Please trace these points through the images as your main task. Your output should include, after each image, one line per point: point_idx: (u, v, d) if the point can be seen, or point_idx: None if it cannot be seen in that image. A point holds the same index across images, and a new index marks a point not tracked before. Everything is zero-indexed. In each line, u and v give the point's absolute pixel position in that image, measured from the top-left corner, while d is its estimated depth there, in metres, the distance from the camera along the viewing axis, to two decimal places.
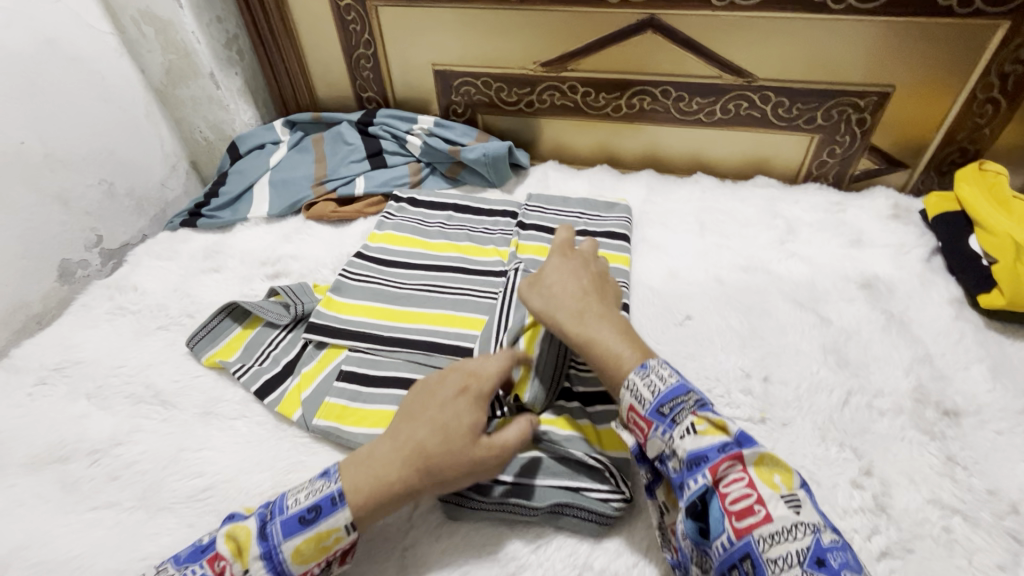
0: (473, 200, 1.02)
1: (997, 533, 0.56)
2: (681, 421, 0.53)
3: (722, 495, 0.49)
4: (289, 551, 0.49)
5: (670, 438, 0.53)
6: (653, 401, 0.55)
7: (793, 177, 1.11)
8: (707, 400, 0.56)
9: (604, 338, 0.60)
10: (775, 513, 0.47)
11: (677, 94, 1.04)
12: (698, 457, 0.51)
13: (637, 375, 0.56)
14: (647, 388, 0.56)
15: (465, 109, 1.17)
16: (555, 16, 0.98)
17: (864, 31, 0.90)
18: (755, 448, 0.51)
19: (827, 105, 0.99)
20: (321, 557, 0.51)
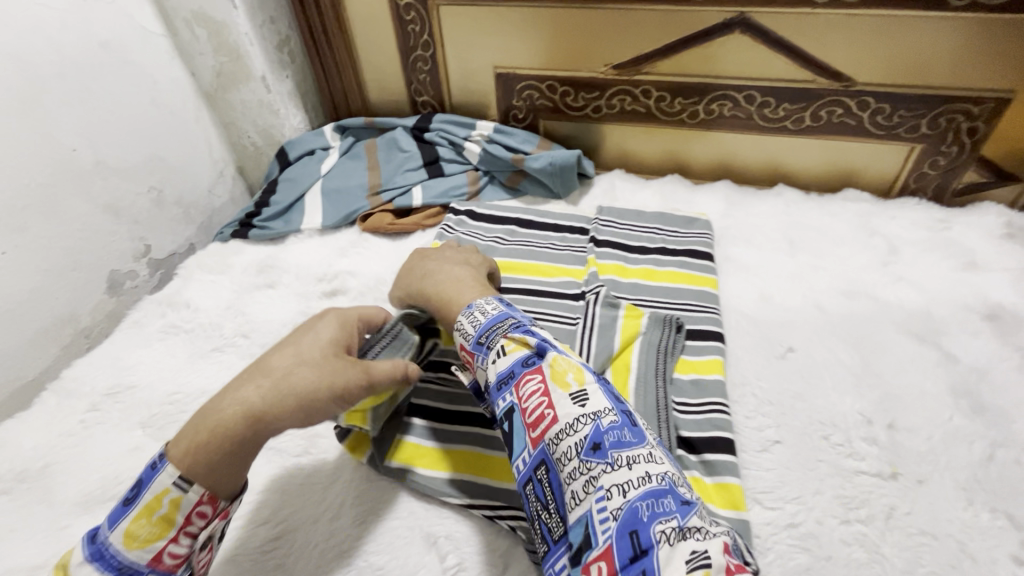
0: (536, 214, 0.95)
1: None
2: (493, 346, 0.54)
3: (523, 407, 0.50)
4: (120, 539, 0.44)
5: (484, 364, 0.54)
6: (473, 334, 0.56)
7: (886, 190, 1.02)
8: (524, 321, 0.56)
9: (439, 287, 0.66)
10: (559, 414, 0.48)
11: (762, 99, 0.95)
12: (506, 376, 0.52)
13: (464, 316, 0.58)
14: (470, 325, 0.57)
15: (525, 115, 1.10)
16: (633, 15, 0.91)
17: (990, 30, 0.80)
18: (546, 361, 0.51)
19: (934, 112, 0.89)
20: (166, 533, 0.46)
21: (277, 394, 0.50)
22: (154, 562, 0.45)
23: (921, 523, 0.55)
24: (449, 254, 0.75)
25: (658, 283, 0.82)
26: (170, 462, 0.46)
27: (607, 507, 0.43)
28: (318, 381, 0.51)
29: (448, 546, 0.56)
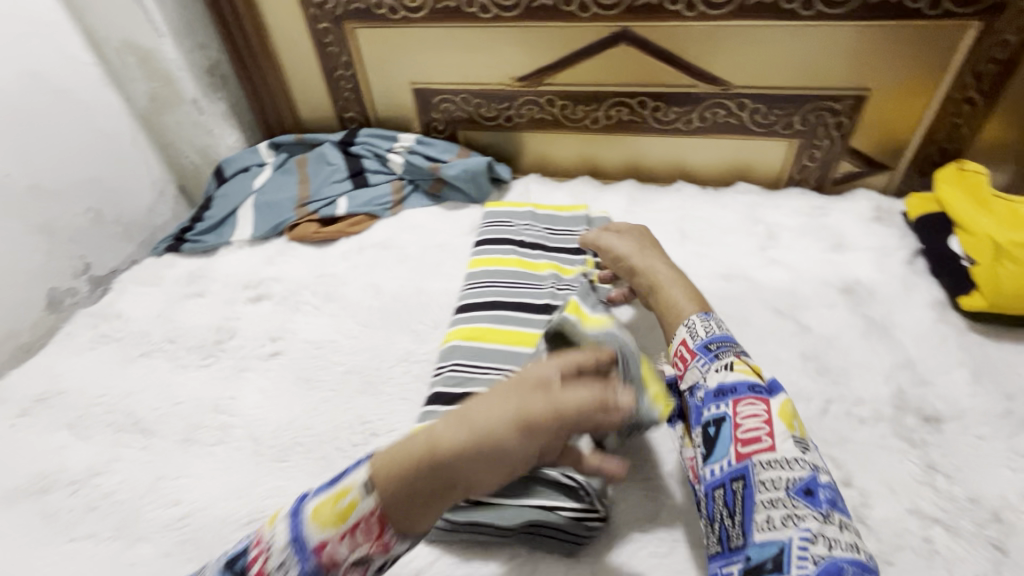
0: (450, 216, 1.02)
1: (978, 543, 0.55)
2: (722, 356, 0.58)
3: (734, 422, 0.53)
4: (308, 511, 0.44)
5: (709, 369, 0.58)
6: (704, 339, 0.61)
7: (775, 183, 1.11)
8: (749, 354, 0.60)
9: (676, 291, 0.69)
10: (781, 446, 0.50)
11: (653, 104, 1.04)
12: (729, 389, 0.55)
13: (700, 319, 0.63)
14: (704, 329, 0.62)
15: (445, 126, 1.18)
16: (529, 32, 0.99)
17: (837, 35, 0.90)
18: (782, 392, 0.54)
19: (803, 109, 0.99)
20: (340, 526, 0.43)
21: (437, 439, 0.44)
22: (318, 550, 0.43)
23: None
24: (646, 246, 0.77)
25: (544, 272, 0.88)
26: (370, 463, 0.45)
27: (809, 553, 0.43)
28: (429, 434, 0.45)
29: None
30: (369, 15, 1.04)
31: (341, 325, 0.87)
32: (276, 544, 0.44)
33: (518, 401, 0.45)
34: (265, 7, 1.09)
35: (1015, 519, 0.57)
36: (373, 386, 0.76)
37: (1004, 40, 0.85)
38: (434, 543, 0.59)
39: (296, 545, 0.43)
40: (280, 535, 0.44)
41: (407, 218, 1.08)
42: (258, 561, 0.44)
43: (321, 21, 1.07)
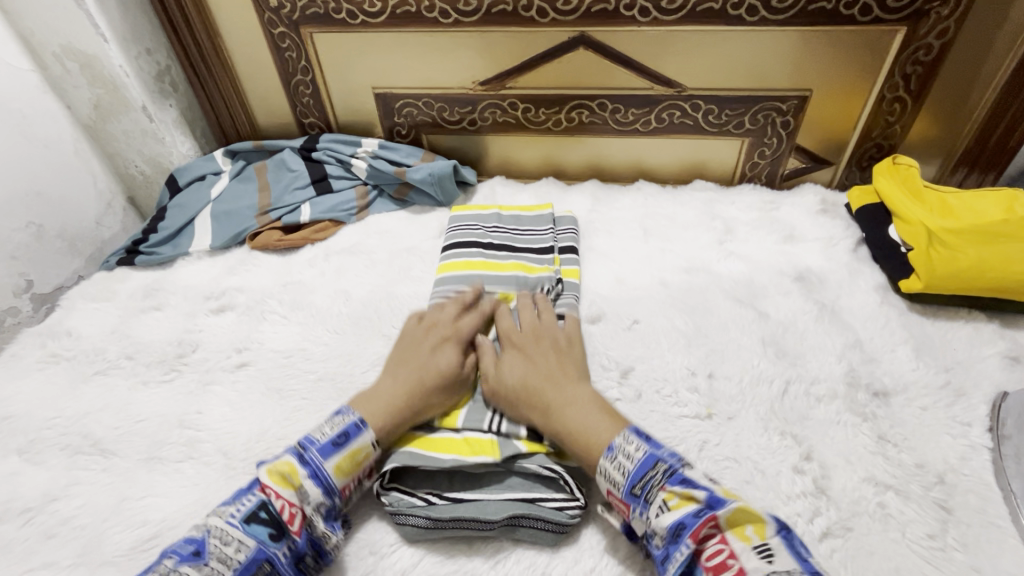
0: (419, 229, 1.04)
1: (926, 504, 0.60)
2: (652, 498, 0.53)
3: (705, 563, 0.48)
4: (332, 467, 0.58)
5: (647, 518, 0.53)
6: (625, 483, 0.55)
7: (729, 180, 1.17)
8: (676, 465, 0.55)
9: (583, 423, 0.60)
10: (751, 566, 0.46)
11: (613, 106, 1.07)
12: (675, 529, 0.50)
13: (607, 460, 0.56)
14: (617, 470, 0.56)
15: (408, 131, 1.18)
16: (489, 37, 1.00)
17: (781, 39, 0.95)
18: (730, 506, 0.50)
19: (752, 109, 1.04)
20: (357, 472, 0.60)
21: (420, 382, 0.66)
22: (343, 490, 0.58)
23: (726, 450, 0.66)
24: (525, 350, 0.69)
25: (510, 273, 0.89)
26: (369, 427, 0.62)
27: None
28: (396, 390, 0.66)
29: None
30: (328, 19, 1.03)
31: (310, 332, 0.85)
32: (305, 495, 0.56)
33: (430, 343, 0.72)
34: (218, 11, 1.07)
35: (956, 480, 0.62)
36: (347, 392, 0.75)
37: (927, 44, 0.93)
38: (420, 542, 0.59)
39: (324, 491, 0.57)
40: (311, 486, 0.56)
41: (373, 223, 1.07)
42: (290, 509, 0.55)
43: (277, 25, 1.06)
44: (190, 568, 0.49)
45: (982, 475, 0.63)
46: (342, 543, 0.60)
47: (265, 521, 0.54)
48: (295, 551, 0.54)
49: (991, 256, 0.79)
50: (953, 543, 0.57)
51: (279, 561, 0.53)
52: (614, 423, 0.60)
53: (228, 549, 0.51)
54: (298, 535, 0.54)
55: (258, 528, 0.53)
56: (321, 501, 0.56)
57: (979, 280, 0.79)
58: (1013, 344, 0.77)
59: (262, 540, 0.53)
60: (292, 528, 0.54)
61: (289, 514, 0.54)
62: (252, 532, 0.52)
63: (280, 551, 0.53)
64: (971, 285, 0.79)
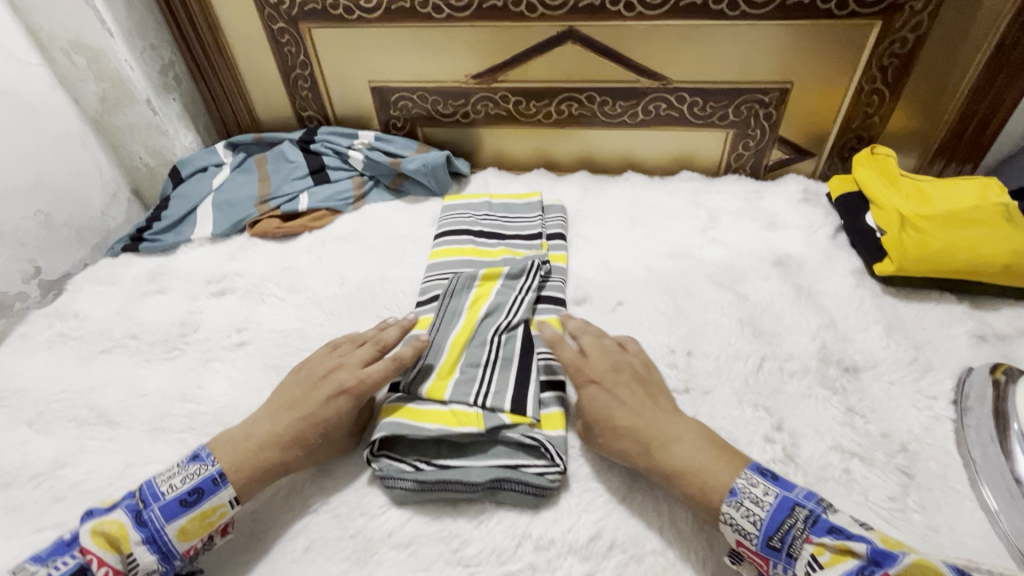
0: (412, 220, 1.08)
1: (889, 470, 0.63)
2: (798, 554, 0.51)
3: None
4: (174, 531, 0.55)
5: (794, 575, 0.51)
6: (761, 534, 0.53)
7: (715, 171, 1.20)
8: (817, 512, 0.53)
9: (689, 461, 0.58)
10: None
11: (601, 99, 1.11)
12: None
13: (731, 507, 0.54)
14: (746, 519, 0.54)
15: (404, 123, 1.21)
16: (480, 31, 1.04)
17: (762, 33, 0.99)
18: (900, 563, 0.46)
19: (736, 102, 1.08)
20: (206, 532, 0.57)
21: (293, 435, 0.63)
22: (185, 552, 0.56)
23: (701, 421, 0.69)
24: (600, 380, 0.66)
25: (499, 258, 0.93)
26: (228, 484, 0.59)
27: None
28: (269, 428, 0.64)
29: (313, 487, 0.65)
30: (325, 14, 1.06)
31: (307, 314, 0.89)
32: (137, 562, 0.54)
33: (325, 391, 0.66)
34: (219, 7, 1.10)
35: (919, 448, 0.65)
36: None
37: (903, 37, 0.96)
38: (407, 504, 0.63)
39: (159, 555, 0.55)
40: (141, 554, 0.54)
41: (368, 212, 1.11)
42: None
43: (277, 21, 1.09)
44: None
45: (944, 444, 0.66)
46: (334, 505, 0.63)
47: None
48: None
49: (960, 240, 0.82)
50: (913, 506, 0.60)
51: None
52: (733, 460, 0.58)
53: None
54: None
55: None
56: (154, 568, 0.55)
57: (949, 262, 0.82)
58: (981, 324, 0.80)
59: None
60: None
61: None
62: None
63: None
64: (941, 268, 0.82)
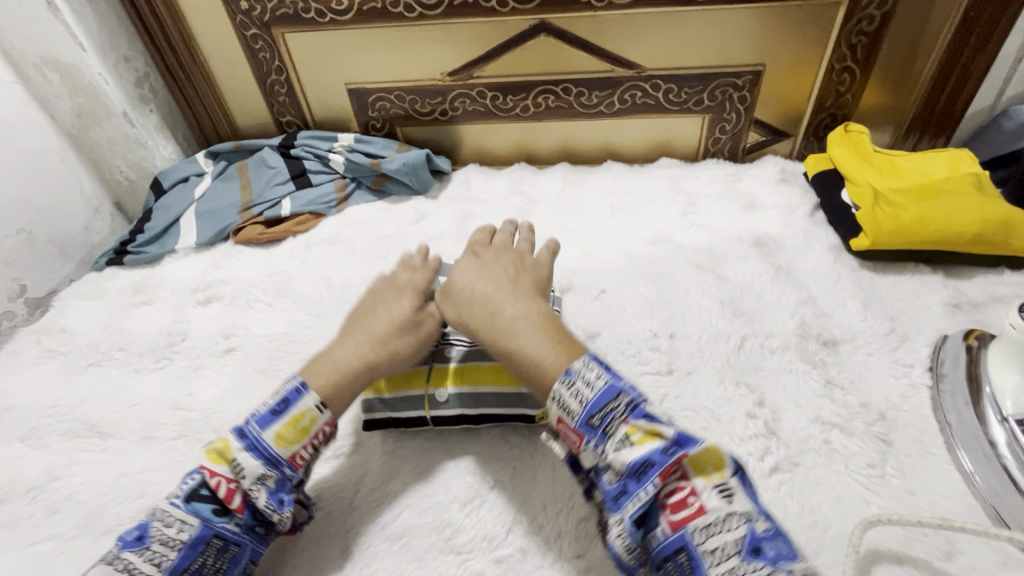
0: (397, 222, 1.09)
1: (868, 438, 0.64)
2: (612, 431, 0.49)
3: (666, 503, 0.47)
4: (271, 437, 0.54)
5: (603, 450, 0.49)
6: (581, 412, 0.50)
7: (694, 156, 1.21)
8: (637, 398, 0.51)
9: (527, 345, 0.55)
10: (710, 506, 0.46)
11: (577, 90, 1.11)
12: (642, 466, 0.47)
13: (563, 386, 0.51)
14: (573, 398, 0.51)
15: (383, 124, 1.21)
16: (454, 28, 1.04)
17: (731, 19, 1.00)
18: (697, 445, 0.47)
19: (710, 87, 1.08)
20: (305, 439, 0.56)
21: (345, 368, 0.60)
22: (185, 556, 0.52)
23: (685, 402, 0.70)
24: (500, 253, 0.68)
25: None
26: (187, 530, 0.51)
27: None
28: (347, 351, 0.61)
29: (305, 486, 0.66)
30: (297, 19, 1.06)
31: (294, 317, 0.89)
32: (241, 470, 0.53)
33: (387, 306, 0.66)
34: (192, 18, 1.10)
35: (897, 416, 0.67)
36: None
37: (869, 15, 0.97)
38: (399, 496, 0.63)
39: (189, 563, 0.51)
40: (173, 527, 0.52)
41: (352, 214, 1.11)
42: (227, 484, 0.53)
43: (249, 27, 1.09)
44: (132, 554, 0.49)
45: (921, 410, 0.67)
46: (327, 503, 0.64)
47: (207, 498, 0.52)
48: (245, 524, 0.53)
49: (932, 211, 0.83)
50: (892, 471, 0.61)
51: (228, 534, 0.52)
52: (570, 346, 0.55)
53: (170, 531, 0.51)
54: (240, 512, 0.53)
55: (200, 505, 0.52)
56: (263, 475, 0.54)
57: (921, 234, 0.83)
58: (956, 293, 0.81)
59: (206, 517, 0.52)
60: (232, 505, 0.52)
61: (226, 491, 0.52)
62: (194, 510, 0.52)
63: (227, 525, 0.52)
64: (915, 240, 0.84)
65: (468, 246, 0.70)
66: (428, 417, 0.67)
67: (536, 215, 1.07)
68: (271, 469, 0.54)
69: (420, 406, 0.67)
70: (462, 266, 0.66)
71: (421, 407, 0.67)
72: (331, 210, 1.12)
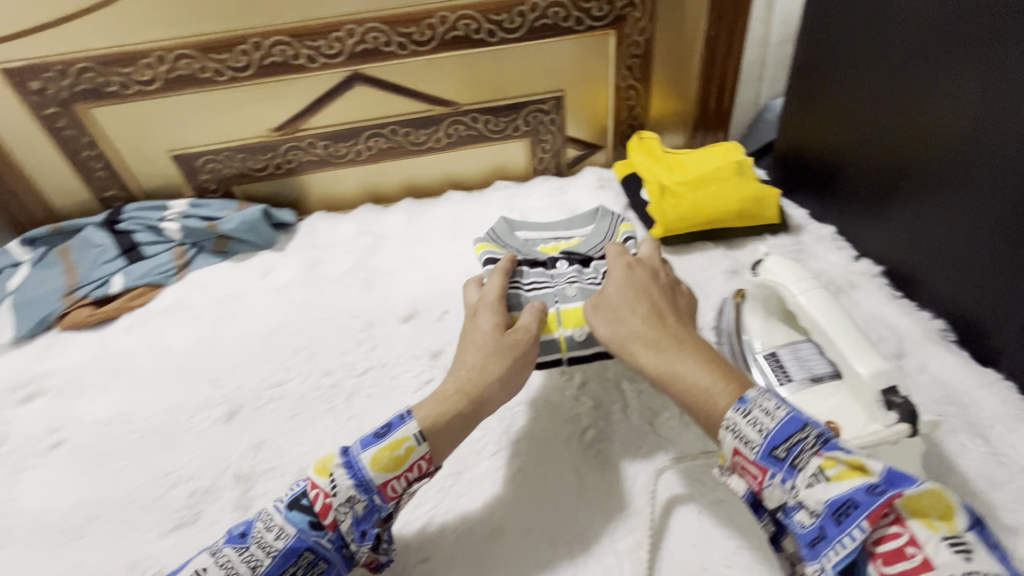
0: (242, 280, 1.08)
1: (666, 397, 0.76)
2: (801, 465, 0.48)
3: (878, 551, 0.43)
4: (368, 460, 0.57)
5: (792, 487, 0.48)
6: (762, 444, 0.49)
7: (527, 176, 1.32)
8: (827, 431, 0.49)
9: (688, 371, 0.58)
10: (931, 551, 0.41)
11: (404, 130, 1.19)
12: (845, 507, 0.44)
13: (737, 414, 0.51)
14: (752, 428, 0.50)
15: (217, 185, 1.21)
16: (269, 86, 1.08)
17: (524, 55, 1.12)
18: (916, 487, 0.43)
19: (522, 114, 1.21)
20: (398, 469, 0.57)
21: (467, 386, 0.64)
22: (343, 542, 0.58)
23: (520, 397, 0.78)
24: (613, 273, 0.70)
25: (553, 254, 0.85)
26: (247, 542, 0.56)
27: None
28: (450, 380, 0.65)
29: (148, 562, 0.66)
30: (99, 93, 1.04)
31: (132, 395, 0.86)
32: (337, 487, 0.56)
33: (471, 325, 0.71)
34: None
35: None
36: (172, 441, 0.79)
37: (636, 41, 1.13)
38: None
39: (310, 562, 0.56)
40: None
41: (194, 279, 1.09)
42: (322, 499, 0.56)
43: (47, 106, 1.05)
44: (234, 551, 0.55)
45: None
46: None
47: (304, 508, 0.56)
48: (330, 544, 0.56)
49: (704, 198, 1.00)
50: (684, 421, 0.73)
51: (322, 549, 0.56)
52: (738, 381, 0.56)
53: (269, 535, 0.55)
54: (331, 530, 0.56)
55: (297, 515, 0.56)
56: (353, 496, 0.56)
57: (698, 218, 1.00)
58: (733, 262, 0.97)
59: (302, 529, 0.55)
60: (326, 523, 0.55)
61: (321, 506, 0.56)
62: (291, 519, 0.55)
63: (321, 540, 0.56)
64: (695, 223, 1.00)
65: (613, 253, 0.74)
66: (564, 359, 0.75)
67: (383, 251, 1.12)
68: (361, 491, 0.56)
69: (557, 348, 0.75)
70: (614, 274, 0.70)
71: (559, 349, 0.75)
72: (170, 278, 1.09)
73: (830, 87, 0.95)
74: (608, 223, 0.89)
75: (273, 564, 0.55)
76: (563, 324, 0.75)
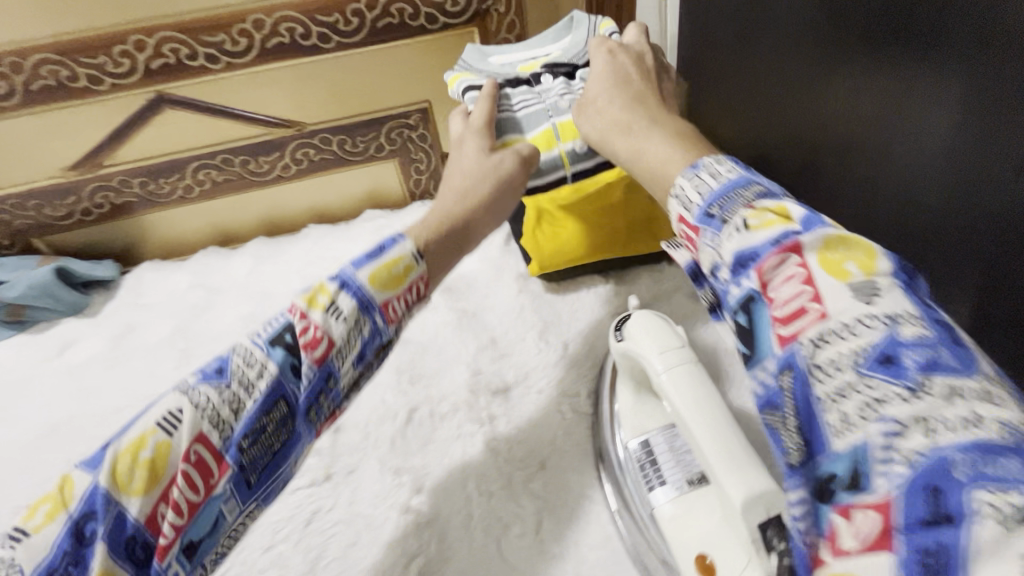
0: (34, 360, 0.87)
1: (522, 499, 0.59)
2: (731, 217, 0.34)
3: (768, 299, 0.30)
4: (368, 278, 0.50)
5: (716, 245, 0.34)
6: (700, 206, 0.36)
7: (402, 202, 1.13)
8: (782, 189, 0.35)
9: (653, 148, 0.46)
10: (835, 309, 0.28)
11: (240, 159, 0.98)
12: (754, 255, 0.31)
13: (683, 181, 0.38)
14: (693, 194, 0.37)
15: (12, 239, 0.99)
16: (50, 117, 0.87)
17: (370, 62, 0.93)
18: (828, 229, 0.31)
19: (383, 130, 1.02)
20: (397, 289, 0.52)
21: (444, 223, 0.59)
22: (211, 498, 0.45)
23: (339, 513, 0.60)
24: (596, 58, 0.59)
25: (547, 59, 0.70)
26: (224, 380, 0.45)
27: (891, 465, 0.24)
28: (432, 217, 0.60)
29: None
30: None
31: None
32: (336, 311, 0.48)
33: (458, 158, 0.64)
34: None
35: (555, 462, 0.62)
36: None
37: (504, 39, 0.96)
38: None
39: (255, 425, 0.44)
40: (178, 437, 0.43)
41: None
42: (315, 332, 0.47)
43: None
44: (210, 388, 0.44)
45: (578, 445, 0.64)
46: None
47: (288, 345, 0.47)
48: (313, 384, 0.47)
49: None
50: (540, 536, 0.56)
51: (297, 399, 0.47)
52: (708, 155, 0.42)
53: (249, 370, 0.45)
54: (317, 365, 0.47)
55: (280, 353, 0.46)
56: (358, 320, 0.49)
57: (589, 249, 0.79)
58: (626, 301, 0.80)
59: (284, 371, 0.46)
60: (315, 354, 0.47)
61: (311, 337, 0.47)
62: (274, 354, 0.46)
63: (298, 385, 0.47)
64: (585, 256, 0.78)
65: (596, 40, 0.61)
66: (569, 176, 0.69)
67: (216, 309, 0.92)
68: (364, 312, 0.49)
69: (561, 165, 0.67)
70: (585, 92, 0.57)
71: (563, 166, 0.67)
72: None
73: (706, 75, 0.74)
74: (585, 27, 0.69)
75: (254, 408, 0.44)
76: (562, 137, 0.66)
